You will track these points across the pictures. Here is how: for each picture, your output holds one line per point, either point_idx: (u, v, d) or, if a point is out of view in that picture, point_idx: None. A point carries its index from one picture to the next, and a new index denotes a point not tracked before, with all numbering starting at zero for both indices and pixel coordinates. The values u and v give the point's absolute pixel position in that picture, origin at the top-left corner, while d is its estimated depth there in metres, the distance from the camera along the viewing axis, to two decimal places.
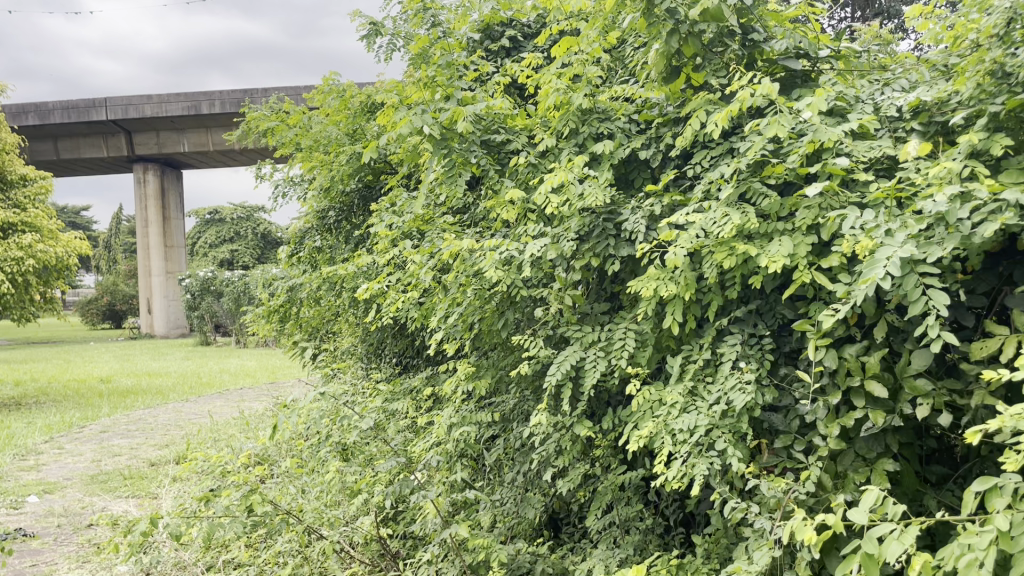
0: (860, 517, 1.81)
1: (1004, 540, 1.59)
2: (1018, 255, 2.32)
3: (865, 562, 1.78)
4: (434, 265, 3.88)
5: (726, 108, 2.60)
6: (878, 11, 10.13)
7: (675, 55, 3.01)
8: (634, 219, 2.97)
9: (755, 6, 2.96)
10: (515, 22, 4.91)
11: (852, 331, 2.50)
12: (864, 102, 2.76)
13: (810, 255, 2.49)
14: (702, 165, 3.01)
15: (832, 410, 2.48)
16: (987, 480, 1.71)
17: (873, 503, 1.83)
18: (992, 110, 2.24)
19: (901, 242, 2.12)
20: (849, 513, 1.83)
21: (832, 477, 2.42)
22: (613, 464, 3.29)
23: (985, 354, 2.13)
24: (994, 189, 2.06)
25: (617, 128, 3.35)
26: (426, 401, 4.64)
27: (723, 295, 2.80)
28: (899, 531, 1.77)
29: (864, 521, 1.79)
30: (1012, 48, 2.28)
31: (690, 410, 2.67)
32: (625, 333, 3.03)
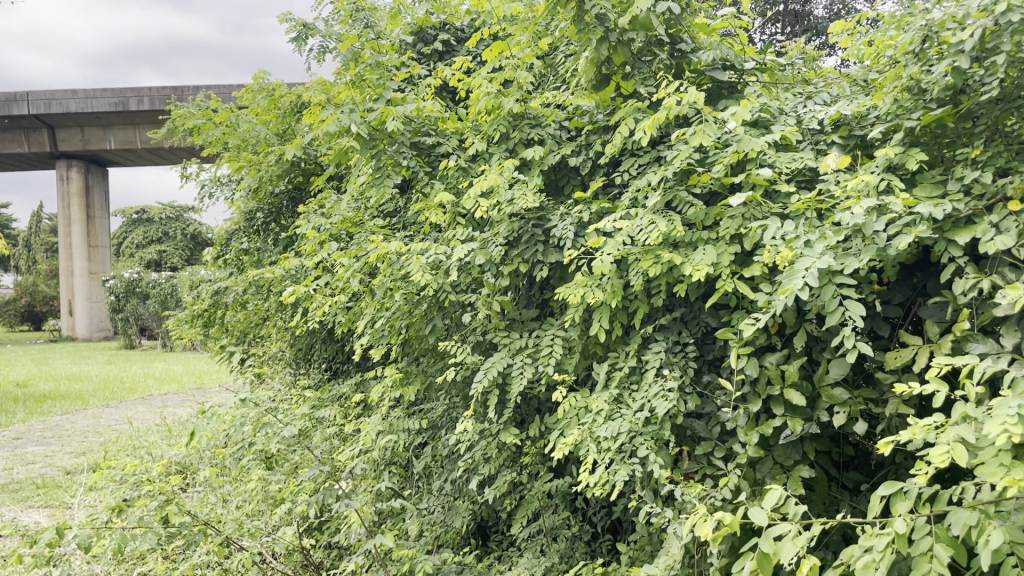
0: (759, 515, 1.79)
1: (902, 542, 1.60)
2: (931, 267, 2.37)
3: (759, 561, 1.75)
4: (361, 269, 3.80)
5: (653, 117, 2.60)
6: (807, 28, 10.40)
7: (605, 64, 3.01)
8: (563, 226, 2.95)
9: (683, 17, 2.97)
10: (449, 26, 4.87)
11: (773, 339, 2.53)
12: (788, 114, 2.80)
13: (732, 265, 2.52)
14: (630, 172, 3.01)
15: (752, 417, 2.50)
16: (892, 485, 1.71)
17: (775, 503, 1.80)
18: (908, 125, 2.28)
19: (820, 253, 2.15)
20: (749, 511, 1.81)
21: (752, 484, 2.45)
22: (541, 472, 3.27)
23: (899, 364, 2.18)
24: (908, 202, 2.09)
25: (547, 135, 3.33)
26: (354, 407, 4.55)
27: (650, 303, 2.81)
28: (796, 532, 1.75)
29: (764, 521, 1.76)
30: (927, 66, 2.31)
31: (615, 417, 2.67)
32: (553, 339, 3.02)
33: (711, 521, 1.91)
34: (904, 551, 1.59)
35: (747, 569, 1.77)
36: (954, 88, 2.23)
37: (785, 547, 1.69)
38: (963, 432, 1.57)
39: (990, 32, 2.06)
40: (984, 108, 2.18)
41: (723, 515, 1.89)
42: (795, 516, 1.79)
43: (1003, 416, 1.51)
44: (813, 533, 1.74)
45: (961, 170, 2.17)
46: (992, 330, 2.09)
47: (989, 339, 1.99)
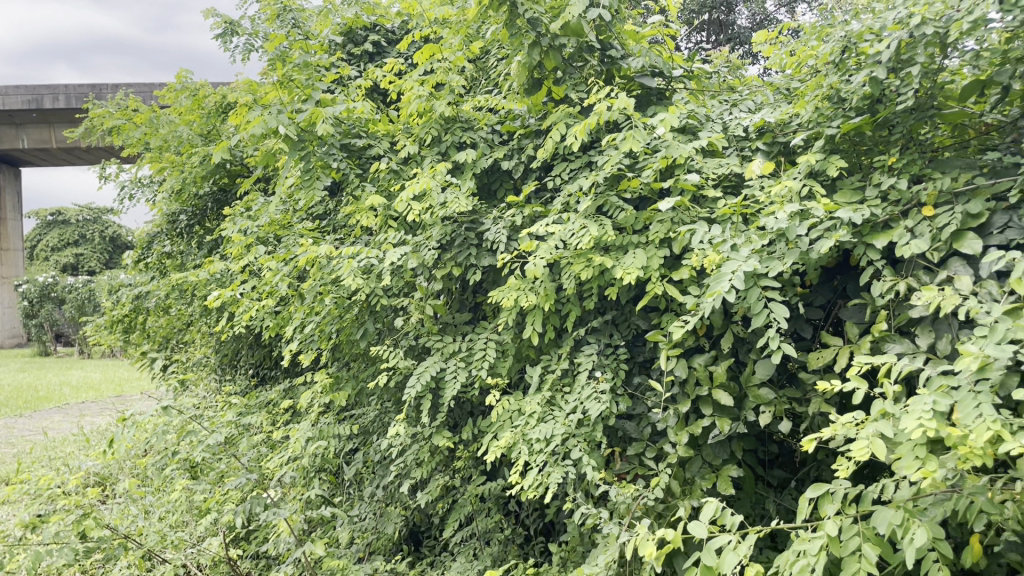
0: (699, 528, 1.82)
1: (833, 545, 1.65)
2: (851, 270, 2.45)
3: (704, 574, 1.77)
4: (290, 273, 3.74)
5: (584, 123, 2.63)
6: (731, 37, 10.65)
7: (536, 68, 3.03)
8: (496, 229, 2.95)
9: (613, 24, 3.01)
10: (379, 27, 4.83)
11: (701, 341, 2.58)
12: (714, 121, 2.86)
13: (662, 268, 2.57)
14: (562, 176, 3.03)
15: (682, 418, 2.55)
16: (819, 487, 1.76)
17: (713, 514, 1.83)
18: (829, 133, 2.36)
19: (745, 256, 2.20)
20: (689, 524, 1.84)
21: (682, 484, 2.49)
22: (474, 475, 3.27)
23: (821, 364, 2.25)
24: (829, 208, 2.17)
25: (479, 138, 3.33)
26: (283, 414, 4.46)
27: (581, 306, 2.83)
28: (736, 542, 1.79)
29: (704, 534, 1.78)
30: (846, 76, 2.37)
31: (548, 419, 2.68)
32: (486, 343, 3.02)
33: (652, 538, 1.93)
34: (835, 553, 1.64)
35: None
36: (871, 98, 2.31)
37: (728, 558, 1.73)
38: (883, 428, 1.62)
39: (904, 44, 2.14)
40: (899, 117, 2.27)
41: (663, 531, 1.91)
42: (732, 526, 1.82)
43: (919, 412, 1.57)
44: (752, 541, 1.78)
45: (878, 176, 2.25)
46: (908, 330, 2.17)
47: (905, 339, 2.07)
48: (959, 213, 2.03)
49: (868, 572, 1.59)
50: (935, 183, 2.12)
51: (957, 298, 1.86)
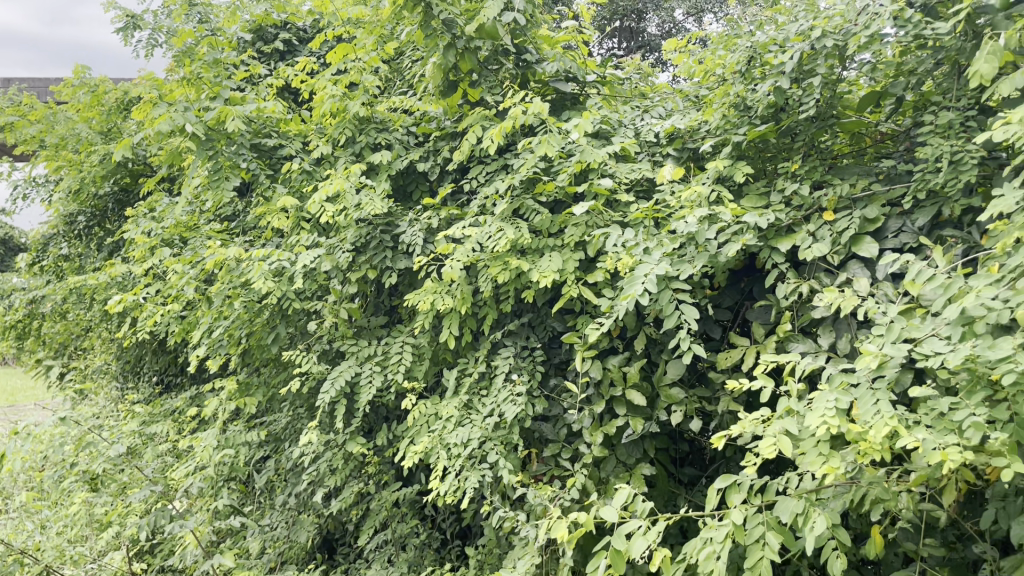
0: (611, 515, 1.83)
1: (739, 533, 1.70)
2: (756, 272, 2.53)
3: (613, 559, 1.80)
4: (197, 276, 3.62)
5: (500, 127, 2.64)
6: (642, 45, 10.87)
7: (452, 70, 3.03)
8: (412, 232, 2.92)
9: (528, 28, 3.03)
10: (290, 26, 4.74)
11: (615, 342, 2.63)
12: (626, 127, 2.91)
13: (577, 271, 2.59)
14: (478, 179, 3.03)
15: (597, 418, 2.59)
16: (727, 477, 1.80)
17: (626, 501, 1.85)
18: (736, 139, 2.43)
19: (657, 259, 2.25)
20: (602, 510, 1.85)
21: (597, 483, 2.53)
22: (388, 481, 3.24)
23: (729, 364, 2.32)
24: (736, 213, 2.24)
25: (394, 140, 3.30)
26: (189, 422, 4.31)
27: (497, 309, 2.84)
28: (646, 529, 1.81)
29: (616, 520, 1.80)
30: (752, 85, 2.43)
31: (465, 423, 2.68)
32: (402, 346, 2.98)
33: (565, 524, 1.94)
34: (740, 541, 1.69)
35: (603, 569, 1.81)
36: (775, 107, 2.38)
37: (639, 545, 1.75)
38: (788, 425, 1.69)
39: (806, 56, 2.23)
40: (802, 126, 2.35)
41: (576, 517, 1.93)
42: (642, 513, 1.86)
43: (822, 409, 1.64)
44: (661, 529, 1.81)
45: (782, 182, 2.32)
46: (810, 330, 2.26)
47: (808, 339, 2.16)
48: (857, 218, 2.13)
49: (771, 560, 1.65)
50: (835, 190, 2.22)
51: (856, 300, 1.95)
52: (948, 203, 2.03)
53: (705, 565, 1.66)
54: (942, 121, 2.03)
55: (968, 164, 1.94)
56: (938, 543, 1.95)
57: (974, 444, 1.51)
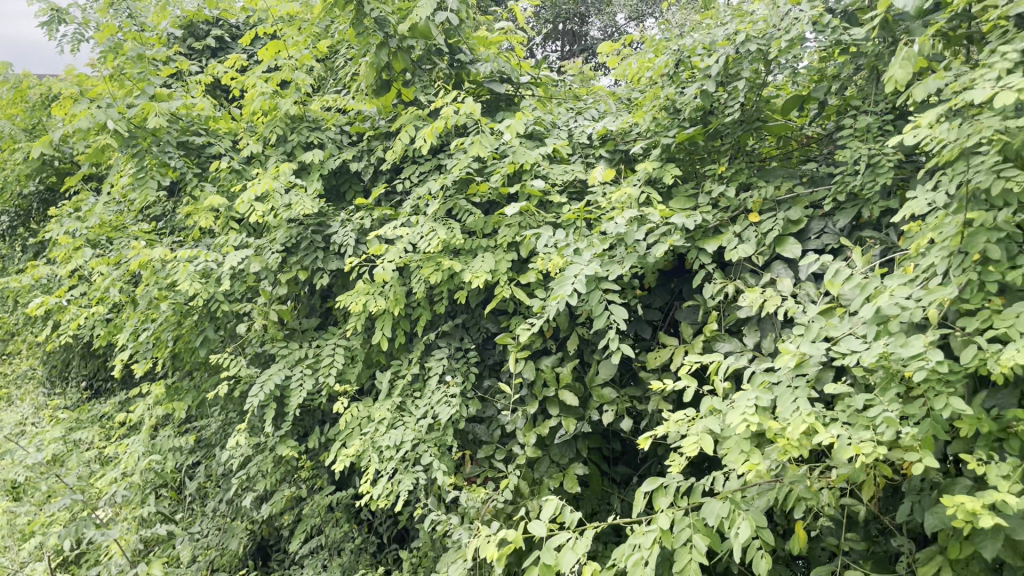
0: (540, 527, 1.82)
1: (666, 537, 1.71)
2: (686, 273, 2.56)
3: (543, 573, 1.78)
4: (123, 277, 3.51)
5: (431, 127, 2.63)
6: (584, 48, 10.93)
7: (384, 69, 3.00)
8: (343, 233, 2.88)
9: (461, 28, 3.02)
10: (223, 22, 4.64)
11: (548, 343, 2.63)
12: (560, 129, 2.92)
13: (510, 272, 2.59)
14: (411, 179, 3.00)
15: (530, 419, 2.58)
16: (654, 480, 1.81)
17: (553, 513, 1.84)
18: (665, 142, 2.45)
19: (587, 260, 2.26)
20: (529, 524, 1.84)
21: (530, 484, 2.53)
22: (322, 484, 3.19)
23: (658, 363, 2.34)
24: (665, 214, 2.26)
25: (327, 139, 3.25)
26: (117, 427, 4.19)
27: (431, 310, 2.82)
28: (574, 539, 1.81)
29: (544, 533, 1.79)
30: (681, 88, 2.47)
31: (398, 426, 2.65)
32: (334, 348, 2.94)
33: (494, 541, 1.92)
34: (667, 545, 1.70)
35: None
36: (703, 110, 2.42)
37: (567, 557, 1.75)
38: (711, 424, 1.71)
39: (732, 59, 2.26)
40: (729, 129, 2.40)
41: (504, 533, 1.90)
42: (571, 523, 1.85)
43: (743, 408, 1.66)
44: (590, 538, 1.81)
45: (710, 184, 2.36)
46: (736, 330, 2.29)
47: (734, 338, 2.19)
48: (781, 219, 2.17)
49: (698, 562, 1.66)
50: (760, 191, 2.26)
51: (779, 300, 1.98)
52: (868, 204, 2.09)
53: (633, 572, 1.67)
54: (861, 124, 2.08)
55: (885, 166, 2.01)
56: (860, 537, 1.99)
57: (888, 440, 1.54)
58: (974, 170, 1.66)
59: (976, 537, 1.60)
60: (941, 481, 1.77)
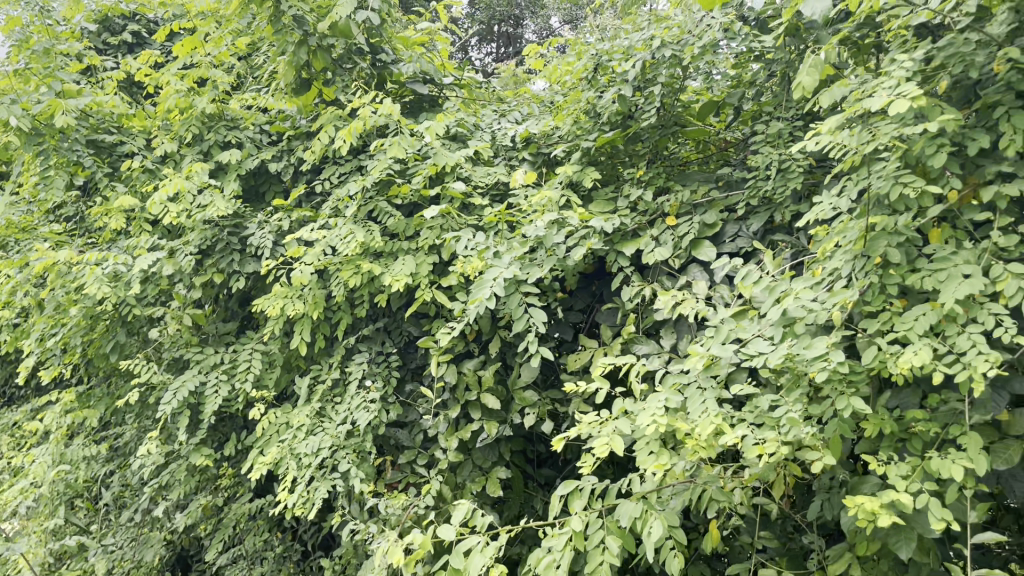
0: (449, 532, 1.81)
1: (578, 539, 1.71)
2: (607, 275, 2.56)
3: None
4: (29, 280, 3.37)
5: (349, 127, 2.57)
6: (518, 51, 10.93)
7: (304, 67, 2.94)
8: (261, 235, 2.81)
9: (383, 28, 2.98)
10: (140, 17, 4.50)
11: (470, 346, 2.60)
12: (483, 131, 2.90)
13: (431, 275, 2.56)
14: (331, 180, 2.95)
15: (452, 423, 2.56)
16: (569, 483, 1.80)
17: (463, 517, 1.83)
18: (585, 145, 2.45)
19: (507, 263, 2.25)
20: (438, 529, 1.82)
21: (452, 489, 2.50)
22: (241, 493, 3.11)
23: (579, 365, 2.34)
24: (584, 217, 2.26)
25: (245, 138, 3.17)
26: (26, 437, 4.01)
27: (351, 313, 2.77)
28: (484, 543, 1.80)
29: (453, 538, 1.78)
30: (599, 92, 2.47)
31: (316, 432, 2.61)
32: (251, 354, 2.87)
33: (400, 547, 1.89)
34: (578, 548, 1.70)
35: None
36: (621, 114, 2.42)
37: (475, 561, 1.74)
38: (622, 426, 1.71)
39: (648, 64, 2.28)
40: (647, 133, 2.41)
41: (411, 539, 1.88)
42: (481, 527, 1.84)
43: (654, 410, 1.68)
44: (500, 542, 1.80)
45: (628, 188, 2.36)
46: (654, 331, 2.32)
47: (652, 340, 2.20)
48: (697, 223, 2.20)
49: (611, 564, 1.66)
50: (677, 195, 2.28)
51: (694, 302, 2.00)
52: (780, 209, 2.13)
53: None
54: (772, 130, 2.13)
55: (794, 171, 2.07)
56: (773, 535, 2.02)
57: (794, 439, 1.57)
58: (875, 177, 1.73)
59: (891, 537, 1.63)
60: (848, 478, 1.81)
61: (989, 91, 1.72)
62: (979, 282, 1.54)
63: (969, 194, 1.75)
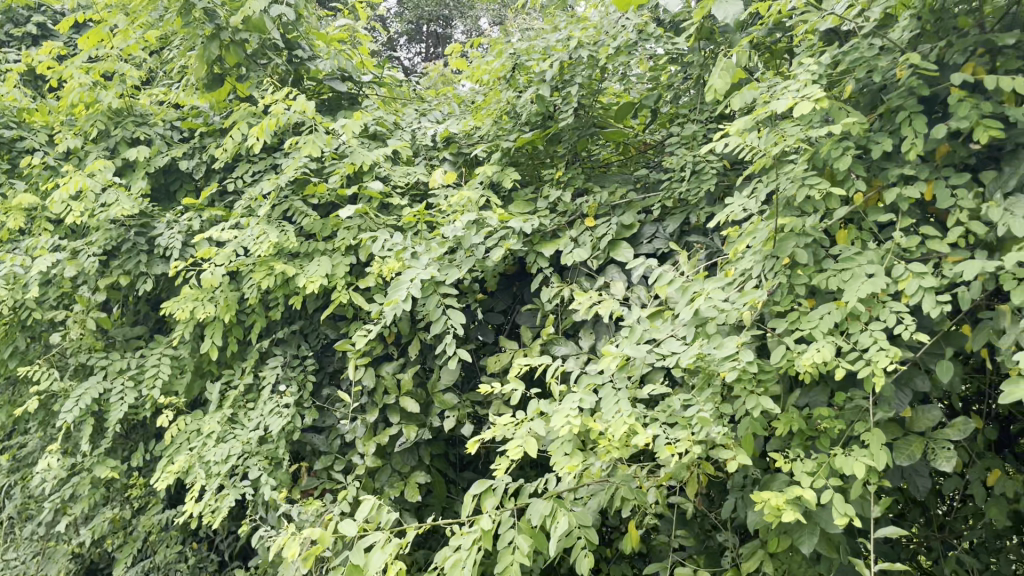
0: (351, 527, 1.75)
1: (486, 538, 1.68)
2: (527, 276, 2.53)
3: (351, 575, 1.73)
4: None
5: (262, 124, 2.48)
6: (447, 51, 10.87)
7: (216, 62, 2.85)
8: (169, 235, 2.71)
9: (300, 23, 2.91)
10: (45, 7, 4.31)
11: (388, 349, 2.54)
12: (402, 130, 2.84)
13: (347, 276, 2.51)
14: (245, 179, 2.86)
15: (370, 427, 2.49)
16: (482, 482, 1.77)
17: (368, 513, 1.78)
18: (505, 146, 2.40)
19: (424, 264, 2.21)
20: (340, 523, 1.76)
21: (369, 494, 2.44)
22: (151, 503, 2.99)
23: (498, 367, 2.32)
24: (503, 217, 2.23)
25: (155, 135, 3.07)
26: None
27: (265, 316, 2.69)
28: (387, 540, 1.76)
29: (354, 533, 1.73)
30: (518, 92, 2.44)
31: (228, 439, 2.53)
32: (160, 359, 2.77)
33: (298, 541, 1.83)
34: (487, 547, 1.67)
35: None
36: (541, 115, 2.39)
37: (376, 557, 1.69)
38: (536, 427, 1.69)
39: (566, 65, 2.28)
40: (566, 134, 2.40)
41: (310, 534, 1.81)
42: (386, 525, 1.80)
43: (568, 410, 1.66)
44: (406, 539, 1.75)
45: (548, 189, 2.34)
46: (573, 332, 2.30)
47: (571, 341, 2.19)
48: (614, 224, 2.20)
49: (521, 564, 1.64)
50: (595, 197, 2.28)
51: (611, 303, 1.99)
52: (695, 210, 2.15)
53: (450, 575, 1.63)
54: (686, 132, 2.16)
55: (708, 173, 2.10)
56: (690, 534, 2.03)
57: (704, 437, 1.59)
58: (785, 178, 1.75)
59: (797, 533, 1.66)
60: (761, 477, 1.83)
61: (892, 96, 1.76)
62: (881, 281, 1.58)
63: (874, 197, 1.80)
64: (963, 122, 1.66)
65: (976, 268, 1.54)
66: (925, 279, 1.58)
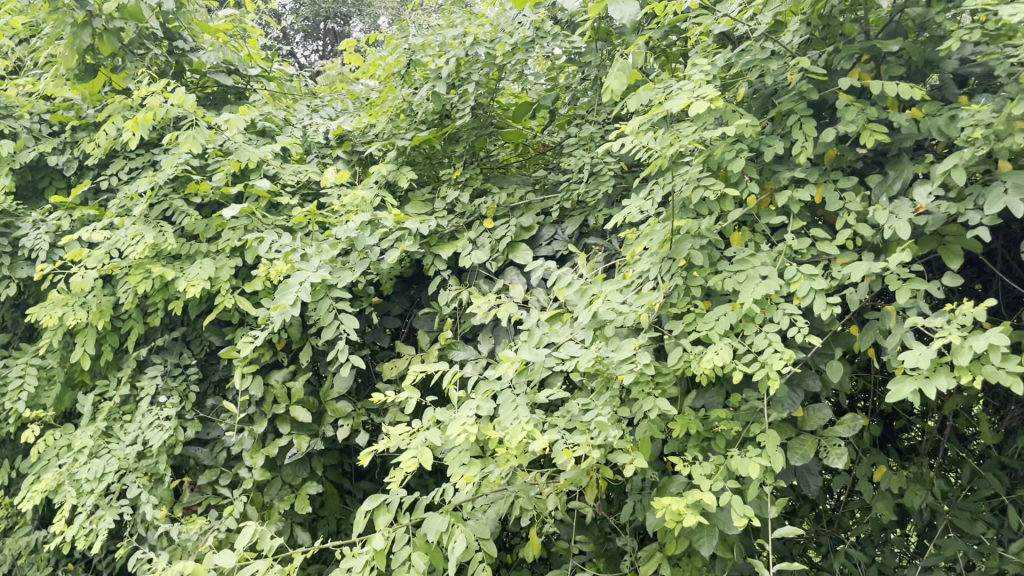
0: (229, 558, 1.66)
1: (378, 557, 1.60)
2: (426, 279, 2.44)
3: None
4: None
5: (137, 117, 2.32)
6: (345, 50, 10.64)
7: (88, 52, 2.67)
8: (35, 236, 2.52)
9: (181, 13, 2.77)
10: None
11: (278, 356, 2.41)
12: (293, 126, 2.72)
13: (233, 280, 2.38)
14: (120, 176, 2.68)
15: (258, 439, 2.36)
16: (375, 497, 1.68)
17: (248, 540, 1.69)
18: (401, 144, 2.31)
19: (315, 267, 2.09)
20: (217, 555, 1.66)
21: (258, 509, 2.32)
22: (18, 525, 2.77)
23: (394, 373, 2.23)
24: (398, 218, 2.14)
25: (18, 129, 2.80)
26: None
27: (143, 322, 2.52)
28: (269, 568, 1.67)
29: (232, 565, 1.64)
30: (413, 89, 2.36)
31: (101, 454, 2.37)
32: (25, 370, 2.57)
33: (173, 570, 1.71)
34: (379, 567, 1.59)
35: None
36: (438, 113, 2.31)
37: None
38: (432, 437, 1.62)
39: (462, 62, 2.22)
40: (464, 133, 2.34)
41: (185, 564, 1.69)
42: (269, 552, 1.70)
43: (464, 418, 1.60)
44: (291, 564, 1.66)
45: (445, 189, 2.27)
46: (472, 336, 2.24)
47: (469, 346, 2.13)
48: (513, 226, 2.14)
49: None
50: (493, 198, 2.22)
51: (510, 306, 1.93)
52: (593, 212, 2.13)
53: None
54: (584, 133, 2.14)
55: (606, 175, 2.08)
56: (590, 539, 1.99)
57: (601, 442, 1.56)
58: (681, 180, 1.75)
59: (695, 535, 1.65)
60: (659, 480, 1.81)
61: (784, 99, 1.78)
62: (774, 283, 1.59)
63: (766, 200, 1.81)
64: (851, 126, 1.70)
65: (863, 269, 1.57)
66: (816, 281, 1.60)
